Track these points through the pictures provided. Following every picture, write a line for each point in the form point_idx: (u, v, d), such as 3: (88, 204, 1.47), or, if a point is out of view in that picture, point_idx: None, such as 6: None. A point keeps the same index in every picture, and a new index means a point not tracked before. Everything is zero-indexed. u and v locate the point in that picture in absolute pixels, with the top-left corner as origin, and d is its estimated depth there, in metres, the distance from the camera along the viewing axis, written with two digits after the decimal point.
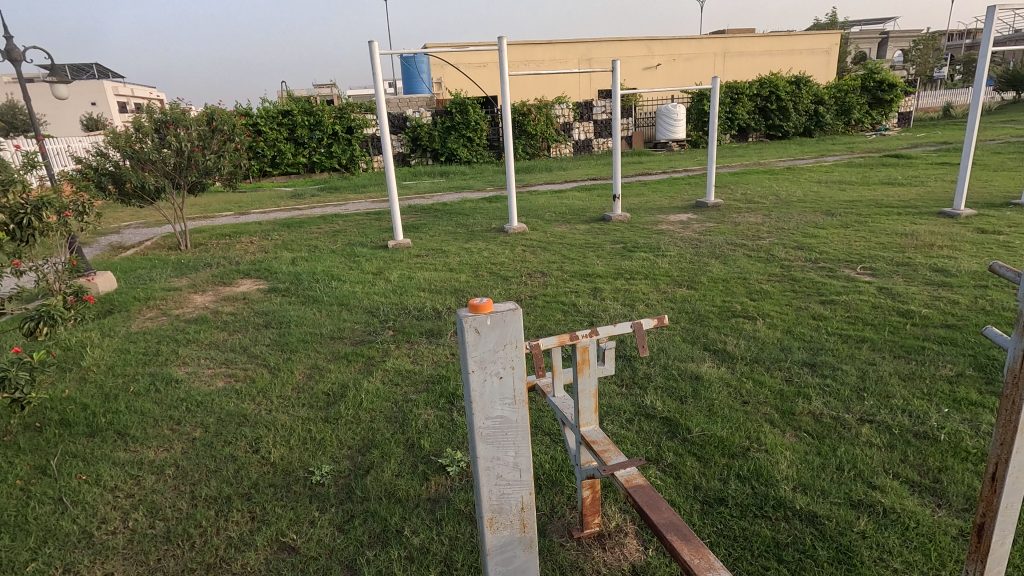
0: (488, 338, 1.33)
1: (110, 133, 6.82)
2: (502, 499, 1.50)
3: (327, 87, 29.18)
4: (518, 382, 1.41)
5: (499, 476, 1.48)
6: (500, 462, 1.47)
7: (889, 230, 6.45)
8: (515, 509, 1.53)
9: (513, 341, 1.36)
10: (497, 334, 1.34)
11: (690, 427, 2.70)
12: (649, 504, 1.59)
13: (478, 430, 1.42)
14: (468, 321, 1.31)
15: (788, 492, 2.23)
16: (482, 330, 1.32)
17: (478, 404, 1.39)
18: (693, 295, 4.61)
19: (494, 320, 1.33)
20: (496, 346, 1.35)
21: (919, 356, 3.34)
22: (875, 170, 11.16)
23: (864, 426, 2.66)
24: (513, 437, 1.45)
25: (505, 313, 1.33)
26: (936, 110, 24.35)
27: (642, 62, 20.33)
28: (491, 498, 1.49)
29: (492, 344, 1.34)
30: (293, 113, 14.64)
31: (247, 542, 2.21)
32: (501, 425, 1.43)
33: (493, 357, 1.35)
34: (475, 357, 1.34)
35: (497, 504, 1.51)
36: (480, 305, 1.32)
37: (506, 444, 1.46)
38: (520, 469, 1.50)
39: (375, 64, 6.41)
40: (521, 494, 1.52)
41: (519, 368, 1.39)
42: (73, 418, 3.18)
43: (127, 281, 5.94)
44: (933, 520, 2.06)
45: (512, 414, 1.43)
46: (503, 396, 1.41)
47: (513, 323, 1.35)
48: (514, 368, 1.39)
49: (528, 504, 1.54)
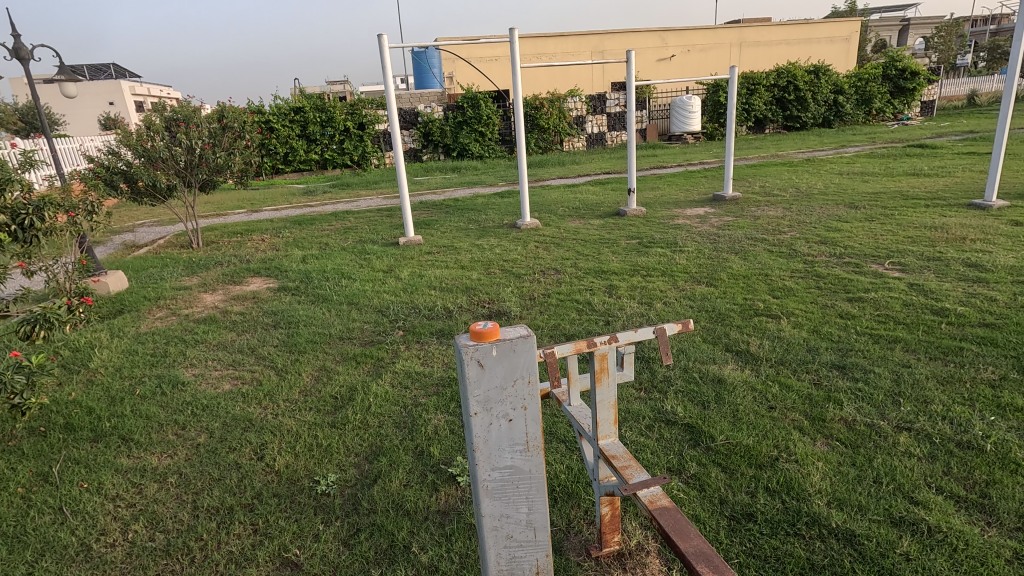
0: (493, 376, 1.21)
1: (121, 132, 6.80)
2: (514, 562, 1.38)
3: (339, 84, 28.94)
4: (530, 426, 1.29)
5: (509, 536, 1.36)
6: (511, 518, 1.34)
7: (917, 223, 6.21)
8: (529, 572, 1.41)
9: (524, 375, 1.24)
10: (505, 367, 1.22)
11: (714, 435, 2.55)
12: (676, 530, 1.45)
13: (484, 484, 1.30)
14: (468, 352, 1.18)
15: (822, 507, 2.08)
16: (486, 361, 1.20)
17: (483, 452, 1.27)
18: (713, 292, 4.43)
19: (501, 350, 1.20)
20: (503, 383, 1.23)
21: (958, 357, 3.14)
22: (898, 161, 10.83)
23: (902, 434, 2.48)
24: (525, 492, 1.33)
25: (515, 340, 1.20)
26: (960, 98, 23.69)
27: (656, 53, 20.06)
28: (502, 563, 1.37)
29: (499, 380, 1.22)
30: (305, 109, 14.60)
31: (249, 557, 2.12)
32: (510, 476, 1.31)
33: (499, 397, 1.23)
34: (478, 396, 1.22)
35: (508, 568, 1.39)
36: (484, 332, 1.19)
37: (517, 500, 1.33)
38: (534, 529, 1.37)
39: (385, 58, 6.30)
40: (536, 556, 1.40)
41: (532, 408, 1.27)
42: (77, 422, 3.12)
43: (138, 280, 5.91)
44: (984, 542, 1.90)
45: (525, 464, 1.31)
46: (514, 441, 1.28)
47: (523, 357, 1.22)
48: (527, 408, 1.27)
49: (544, 567, 1.42)
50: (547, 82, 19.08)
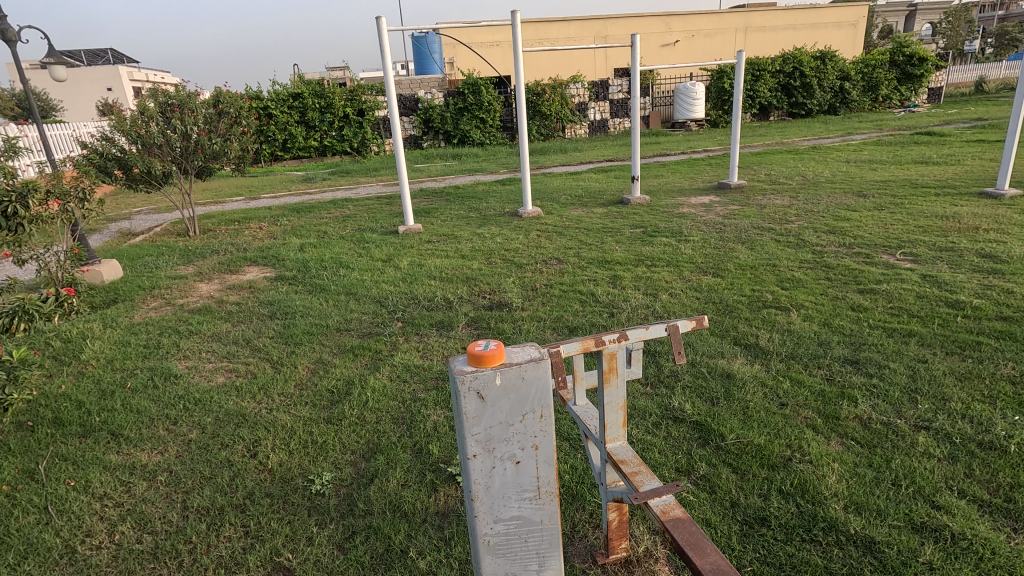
0: (496, 412, 1.11)
1: (114, 117, 6.64)
2: None
3: (339, 70, 28.57)
4: (540, 467, 1.18)
5: None
6: (517, 574, 1.24)
7: (927, 212, 6.07)
8: None
9: (534, 408, 1.13)
10: (511, 399, 1.11)
11: (724, 433, 2.45)
12: (692, 545, 1.35)
13: (486, 538, 1.19)
14: (466, 381, 1.07)
15: (839, 512, 1.98)
16: (488, 393, 1.09)
17: (485, 501, 1.17)
18: (720, 283, 4.32)
19: (506, 379, 1.10)
20: (509, 418, 1.12)
21: (975, 352, 3.03)
22: (905, 148, 10.64)
23: (920, 434, 2.38)
24: (534, 546, 1.22)
25: (524, 366, 1.10)
26: (968, 85, 23.33)
27: (661, 39, 19.75)
28: None
29: (503, 416, 1.12)
30: (304, 95, 14.37)
31: (239, 561, 2.04)
32: (516, 527, 1.20)
33: (503, 435, 1.13)
34: (479, 435, 1.11)
35: None
36: (485, 356, 1.08)
37: (525, 555, 1.23)
38: None
39: (384, 42, 6.13)
40: None
41: (543, 448, 1.17)
42: (66, 417, 3.03)
43: (133, 269, 5.80)
44: (1011, 549, 1.81)
45: (534, 512, 1.21)
46: (521, 487, 1.18)
47: (531, 388, 1.12)
48: (537, 448, 1.17)
49: None
50: (549, 68, 18.80)
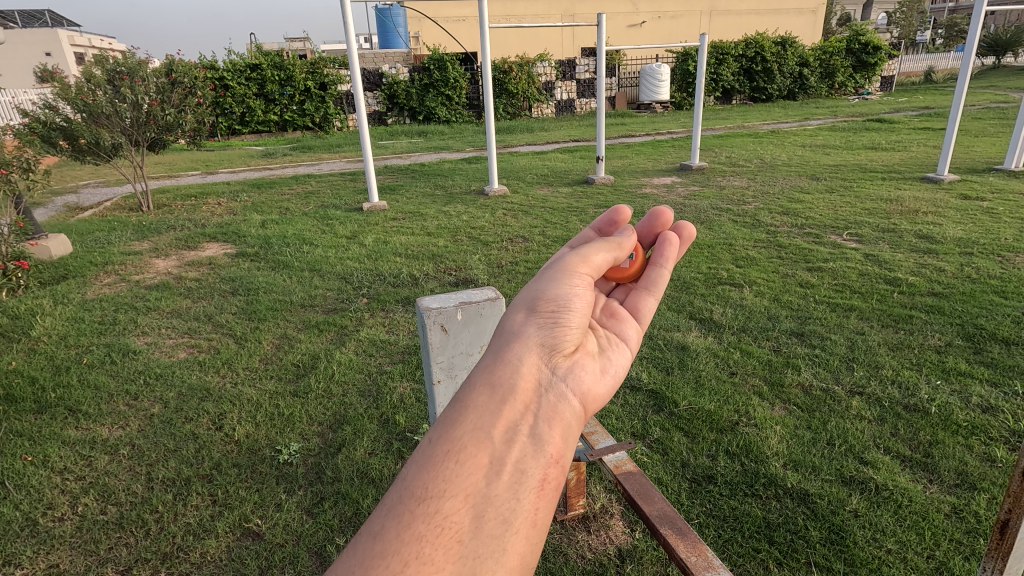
0: (454, 340, 1.71)
1: (58, 84, 6.31)
2: None
3: (300, 41, 27.38)
4: None
5: None
6: None
7: (873, 195, 6.38)
8: None
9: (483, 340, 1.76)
10: (468, 332, 1.73)
11: (677, 400, 2.59)
12: (641, 494, 1.47)
13: None
14: (432, 316, 1.65)
15: (778, 469, 2.16)
16: (450, 327, 1.69)
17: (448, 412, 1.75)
18: (678, 261, 4.47)
19: (465, 315, 1.70)
20: (467, 348, 1.74)
21: (907, 325, 3.27)
22: (858, 134, 11.05)
23: (854, 398, 2.58)
24: None
25: (482, 306, 1.71)
26: (918, 74, 24.30)
27: (628, 19, 19.80)
28: None
29: (462, 346, 1.74)
30: (262, 66, 13.80)
31: (207, 528, 2.08)
32: None
33: (462, 361, 1.75)
34: (442, 360, 1.72)
35: None
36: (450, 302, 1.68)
37: None
38: None
39: (347, 14, 5.98)
40: None
41: None
42: (19, 393, 2.95)
43: (83, 245, 5.57)
44: (926, 498, 2.01)
45: None
46: None
47: (478, 326, 1.73)
48: None
49: None
50: (517, 46, 18.64)
